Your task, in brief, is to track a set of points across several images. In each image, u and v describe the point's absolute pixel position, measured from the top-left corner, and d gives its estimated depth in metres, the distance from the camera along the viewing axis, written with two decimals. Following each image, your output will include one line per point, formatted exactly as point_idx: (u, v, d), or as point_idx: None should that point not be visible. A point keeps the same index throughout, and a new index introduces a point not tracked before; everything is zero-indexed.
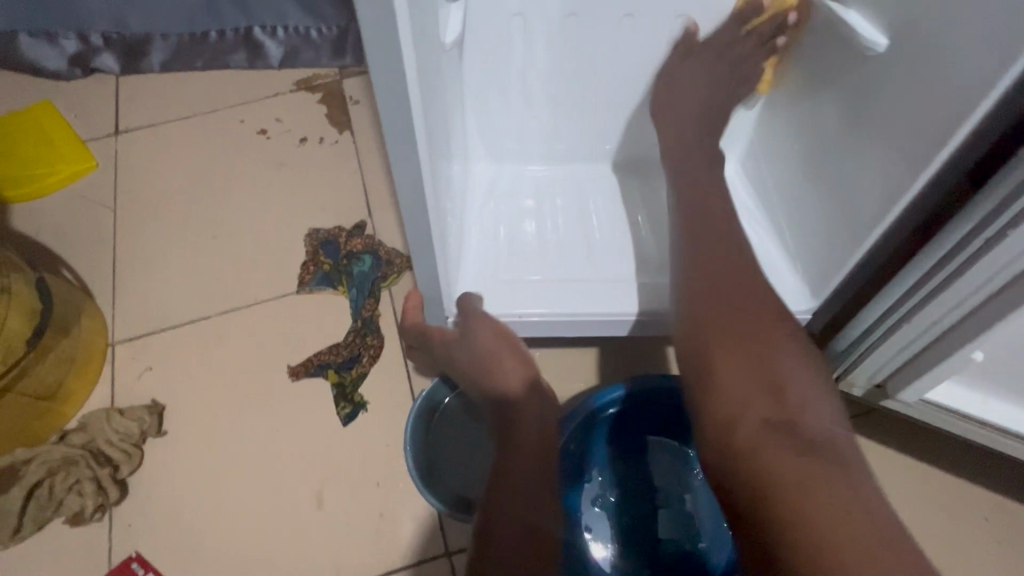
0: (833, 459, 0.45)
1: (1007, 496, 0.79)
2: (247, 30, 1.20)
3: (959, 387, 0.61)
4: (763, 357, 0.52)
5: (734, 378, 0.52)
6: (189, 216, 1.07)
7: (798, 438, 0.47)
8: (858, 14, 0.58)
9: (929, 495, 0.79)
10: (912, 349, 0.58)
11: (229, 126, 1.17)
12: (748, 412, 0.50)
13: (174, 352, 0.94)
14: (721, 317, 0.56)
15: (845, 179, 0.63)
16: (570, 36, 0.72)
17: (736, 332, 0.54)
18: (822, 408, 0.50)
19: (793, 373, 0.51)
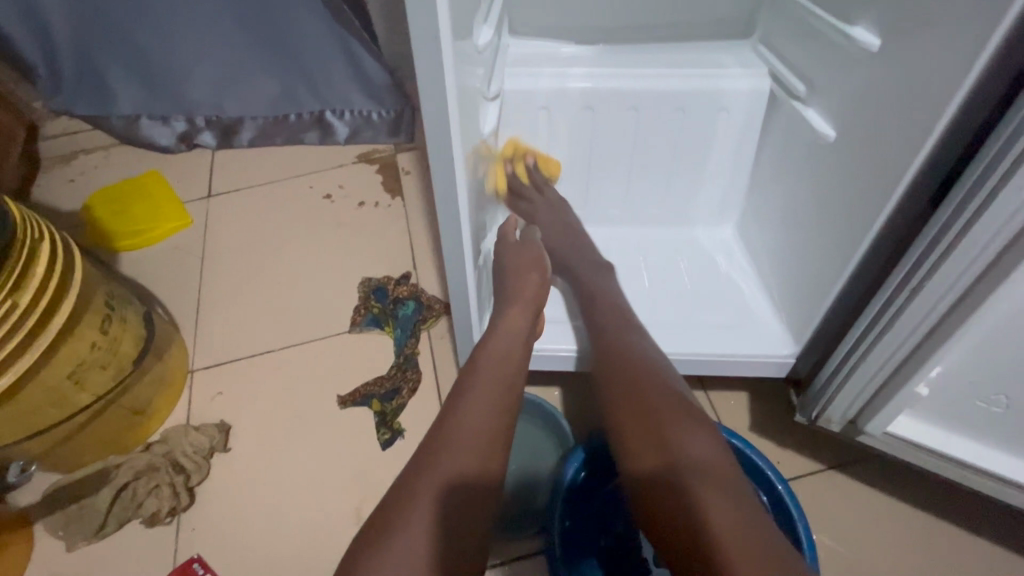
0: (697, 487, 0.53)
1: (1008, 545, 0.82)
2: (320, 114, 1.45)
3: (918, 422, 0.69)
4: (658, 407, 0.60)
5: (633, 432, 0.59)
6: (262, 265, 1.26)
7: (678, 476, 0.54)
8: (815, 114, 0.74)
9: (931, 540, 0.83)
10: (874, 385, 0.67)
11: (300, 191, 1.38)
12: (641, 460, 0.57)
13: (242, 380, 1.09)
14: (632, 371, 0.65)
15: (815, 242, 0.75)
16: (559, 124, 0.89)
17: (640, 390, 0.62)
18: (702, 445, 0.57)
19: (681, 420, 0.59)
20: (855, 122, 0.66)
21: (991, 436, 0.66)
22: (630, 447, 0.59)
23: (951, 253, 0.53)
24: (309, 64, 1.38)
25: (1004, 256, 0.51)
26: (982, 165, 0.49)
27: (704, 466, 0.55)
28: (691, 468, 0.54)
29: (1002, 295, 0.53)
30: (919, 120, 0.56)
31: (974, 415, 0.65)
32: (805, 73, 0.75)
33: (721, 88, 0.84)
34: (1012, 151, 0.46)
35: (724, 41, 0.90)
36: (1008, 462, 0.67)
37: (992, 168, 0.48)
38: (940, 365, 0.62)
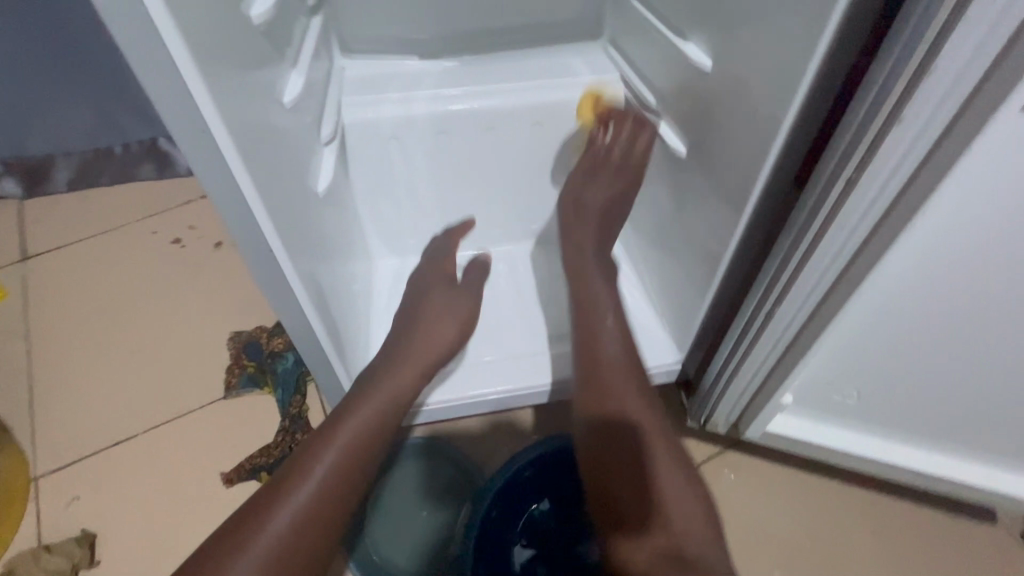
0: (702, 574, 0.54)
1: (893, 493, 0.89)
2: (151, 142, 1.26)
3: (794, 419, 0.72)
4: (656, 473, 0.60)
5: (622, 493, 0.60)
6: (107, 334, 1.09)
7: (678, 560, 0.55)
8: (668, 127, 0.72)
9: (829, 503, 0.88)
10: (748, 396, 0.70)
11: (142, 238, 1.19)
12: (634, 531, 0.58)
13: (101, 478, 0.95)
14: (641, 428, 0.63)
15: (683, 254, 0.75)
16: (415, 152, 0.82)
17: (642, 455, 0.62)
18: (693, 513, 0.59)
19: (678, 487, 0.60)
20: (702, 137, 0.65)
21: (859, 423, 0.70)
22: (628, 518, 0.59)
23: (799, 273, 0.54)
24: (123, 87, 1.17)
25: (844, 274, 0.52)
26: (814, 190, 0.49)
27: (701, 551, 0.56)
28: (687, 555, 0.55)
29: (848, 311, 0.54)
30: (755, 142, 0.55)
31: (836, 408, 0.68)
32: (653, 83, 0.74)
33: (575, 98, 0.81)
34: (831, 195, 0.47)
35: (574, 44, 0.87)
36: (870, 443, 0.71)
37: (824, 194, 0.48)
38: (806, 371, 0.64)
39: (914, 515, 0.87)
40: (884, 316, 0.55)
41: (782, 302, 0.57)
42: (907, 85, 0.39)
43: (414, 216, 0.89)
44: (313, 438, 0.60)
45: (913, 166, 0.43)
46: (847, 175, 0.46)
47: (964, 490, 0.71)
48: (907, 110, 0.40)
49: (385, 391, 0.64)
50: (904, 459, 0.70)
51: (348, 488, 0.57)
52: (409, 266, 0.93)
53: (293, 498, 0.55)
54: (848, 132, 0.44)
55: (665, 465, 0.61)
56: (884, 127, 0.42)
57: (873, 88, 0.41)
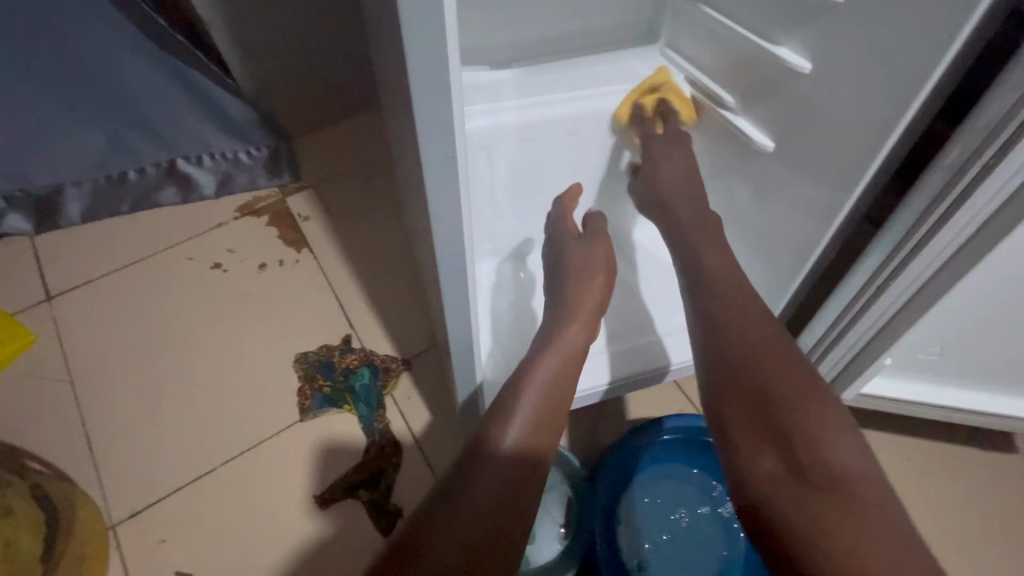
0: (846, 499, 0.48)
1: (941, 436, 1.00)
2: (170, 164, 1.20)
3: (881, 380, 0.80)
4: (792, 408, 0.53)
5: (753, 436, 0.54)
6: (159, 369, 1.04)
7: (807, 488, 0.49)
8: (747, 123, 0.78)
9: (888, 451, 0.98)
10: (844, 362, 0.78)
11: (177, 266, 1.14)
12: (767, 468, 0.52)
13: (184, 517, 0.92)
14: (754, 351, 0.57)
15: (764, 239, 0.82)
16: (501, 159, 0.84)
17: (758, 377, 0.55)
18: (848, 453, 0.51)
19: (825, 424, 0.52)
20: (792, 135, 0.71)
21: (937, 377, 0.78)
22: (747, 448, 0.54)
23: (913, 257, 0.61)
24: (141, 109, 1.11)
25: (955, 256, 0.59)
26: (933, 187, 0.56)
27: (840, 470, 0.50)
28: (822, 478, 0.49)
29: (957, 283, 0.61)
30: (861, 140, 0.62)
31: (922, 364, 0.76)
32: (730, 86, 0.79)
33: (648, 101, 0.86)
34: (953, 190, 0.54)
35: (634, 48, 0.91)
36: (945, 393, 0.80)
37: (943, 192, 0.55)
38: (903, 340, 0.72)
39: (962, 453, 0.98)
40: (988, 286, 0.62)
41: (892, 280, 0.65)
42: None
43: (494, 222, 0.92)
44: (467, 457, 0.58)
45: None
46: (971, 177, 0.52)
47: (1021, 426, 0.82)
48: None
49: (529, 384, 0.64)
50: (977, 404, 0.80)
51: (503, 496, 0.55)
52: (493, 271, 0.95)
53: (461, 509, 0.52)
54: (973, 138, 0.51)
55: (802, 403, 0.54)
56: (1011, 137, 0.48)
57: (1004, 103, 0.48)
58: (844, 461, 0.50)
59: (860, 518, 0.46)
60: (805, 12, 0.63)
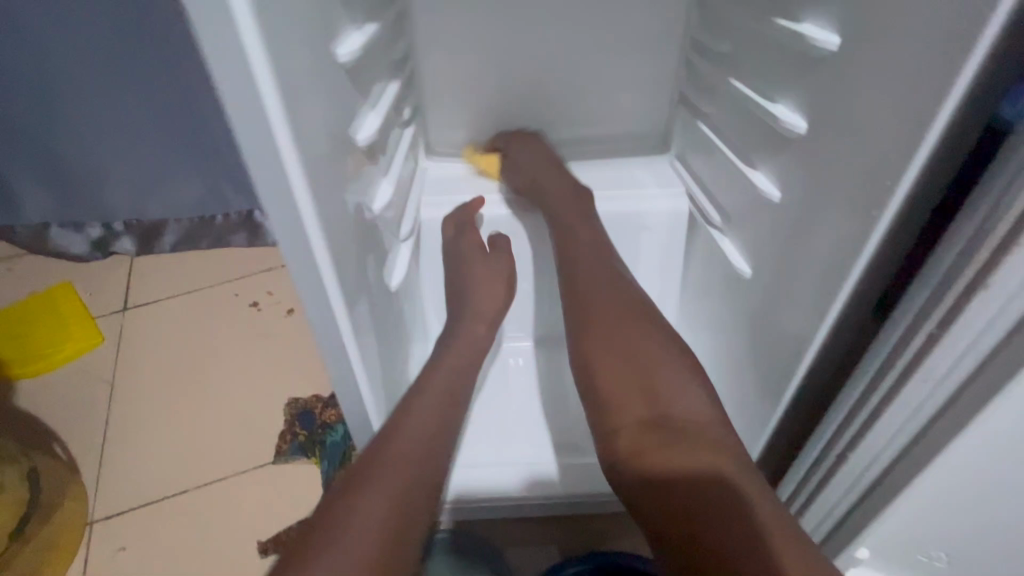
0: (693, 443, 0.53)
1: None
2: (248, 213, 1.40)
3: None
4: (648, 360, 0.61)
5: (618, 385, 0.60)
6: (181, 386, 1.16)
7: (661, 434, 0.55)
8: (731, 248, 0.73)
9: None
10: (830, 523, 0.63)
11: (226, 299, 1.30)
12: (625, 415, 0.58)
13: (148, 529, 0.99)
14: (614, 319, 0.65)
15: (742, 373, 0.73)
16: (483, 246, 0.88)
17: (627, 342, 0.63)
18: (692, 401, 0.58)
19: (673, 377, 0.59)
20: (767, 263, 0.65)
21: None
22: (614, 399, 0.60)
23: (874, 422, 0.52)
24: (234, 167, 1.33)
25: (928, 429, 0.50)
26: (886, 344, 0.49)
27: (689, 419, 0.56)
28: (676, 426, 0.55)
29: None
30: (820, 280, 0.55)
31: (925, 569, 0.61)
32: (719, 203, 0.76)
33: (640, 211, 0.85)
34: (927, 317, 0.45)
35: (637, 159, 0.92)
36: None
37: (897, 351, 0.48)
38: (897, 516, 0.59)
39: None
40: None
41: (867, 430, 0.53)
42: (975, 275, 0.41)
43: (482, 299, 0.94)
44: (376, 450, 0.56)
45: (1001, 333, 0.42)
46: (924, 338, 0.46)
47: None
48: (982, 291, 0.41)
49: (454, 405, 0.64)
50: None
51: (416, 480, 0.55)
52: None
53: (377, 487, 0.52)
54: (923, 293, 0.45)
55: (657, 359, 0.61)
56: (957, 304, 0.42)
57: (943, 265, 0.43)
58: (691, 408, 0.57)
59: (702, 457, 0.52)
60: (776, 140, 0.60)
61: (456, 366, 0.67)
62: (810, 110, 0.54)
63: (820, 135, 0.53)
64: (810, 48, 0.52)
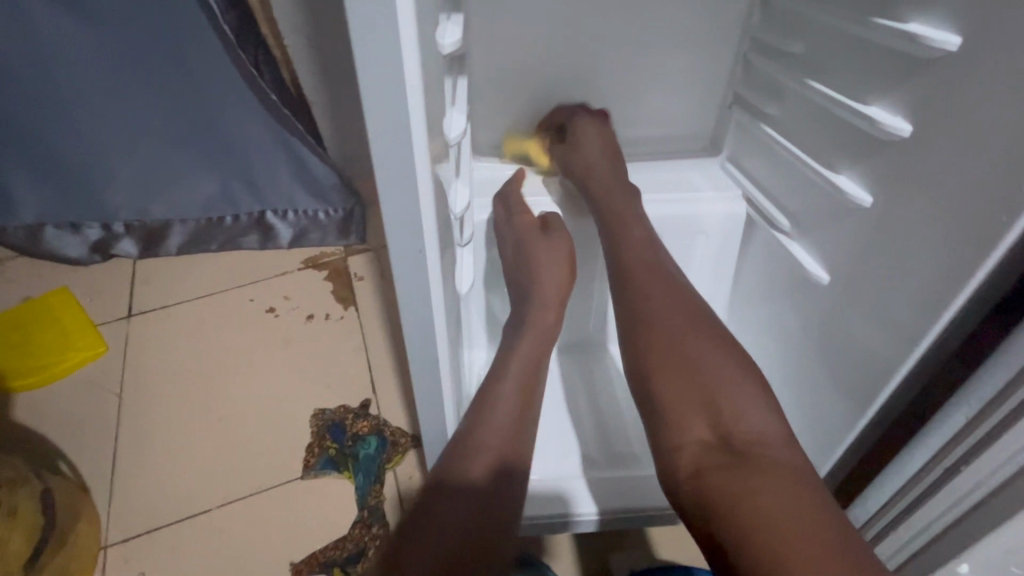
0: (757, 469, 0.50)
1: None
2: (260, 214, 1.34)
3: None
4: (710, 367, 0.57)
5: (677, 395, 0.57)
6: (196, 397, 1.10)
7: (725, 459, 0.52)
8: (802, 252, 0.71)
9: None
10: (919, 542, 0.59)
11: (240, 305, 1.24)
12: (684, 432, 0.55)
13: (168, 552, 0.92)
14: (672, 323, 0.61)
15: (812, 382, 0.72)
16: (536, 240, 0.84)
17: (685, 354, 0.59)
18: (755, 417, 0.54)
19: (736, 390, 0.56)
20: (850, 269, 0.63)
21: None
22: (674, 418, 0.56)
23: (987, 446, 0.49)
24: (247, 166, 1.27)
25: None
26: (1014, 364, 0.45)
27: (756, 441, 0.52)
28: (745, 450, 0.52)
29: None
30: (923, 286, 0.53)
31: None
32: (786, 207, 0.74)
33: (696, 213, 0.82)
34: None
35: (689, 161, 0.89)
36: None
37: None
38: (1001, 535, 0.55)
39: None
40: None
41: (983, 447, 0.49)
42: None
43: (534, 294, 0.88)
44: (436, 484, 0.56)
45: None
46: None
47: None
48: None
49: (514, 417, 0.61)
50: None
51: (485, 495, 0.56)
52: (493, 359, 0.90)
53: (437, 522, 0.53)
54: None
55: (720, 369, 0.57)
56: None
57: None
58: (755, 425, 0.54)
59: (773, 482, 0.48)
60: (867, 143, 0.58)
61: (530, 373, 0.64)
62: (913, 111, 0.52)
63: (926, 137, 0.51)
64: (919, 47, 0.50)
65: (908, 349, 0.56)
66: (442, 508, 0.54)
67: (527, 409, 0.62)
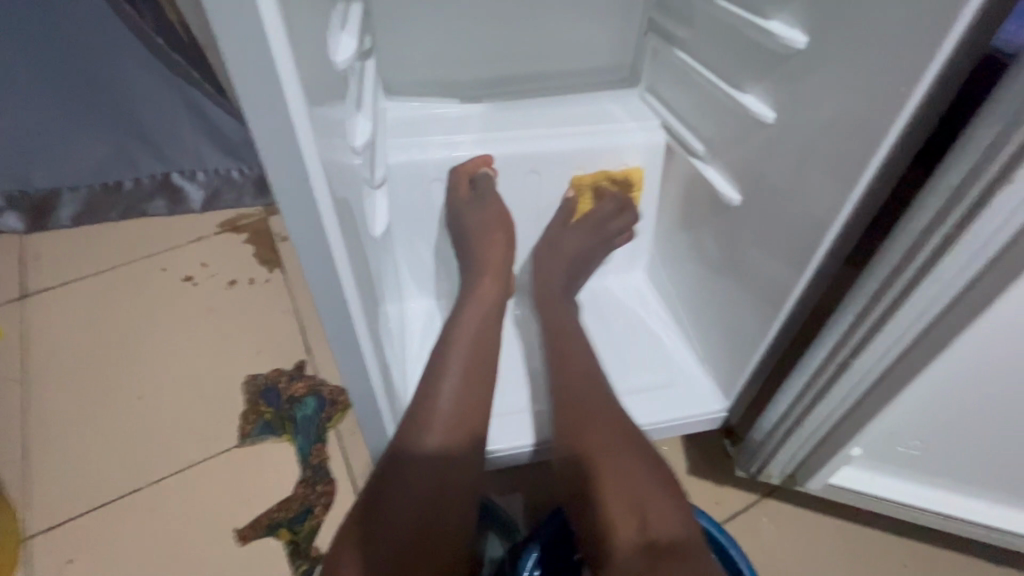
0: (669, 567, 0.51)
1: (935, 540, 0.86)
2: (164, 176, 1.22)
3: (859, 472, 0.70)
4: (630, 468, 0.59)
5: (602, 487, 0.58)
6: (113, 377, 1.03)
7: (649, 553, 0.52)
8: (716, 176, 0.73)
9: (862, 553, 0.85)
10: (818, 436, 0.66)
11: (153, 277, 1.15)
12: (610, 521, 0.56)
13: (98, 536, 0.88)
14: (592, 407, 0.65)
15: (729, 302, 0.75)
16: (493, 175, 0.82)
17: (603, 460, 0.60)
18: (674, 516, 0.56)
19: (656, 491, 0.58)
20: (760, 188, 0.65)
21: (929, 476, 0.68)
22: (605, 520, 0.56)
23: (870, 339, 0.54)
24: (140, 122, 1.14)
25: (920, 340, 0.52)
26: (894, 256, 0.49)
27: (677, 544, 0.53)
28: (668, 551, 0.52)
29: (935, 365, 0.53)
30: (822, 196, 0.56)
31: (907, 461, 0.66)
32: (701, 132, 0.74)
33: (619, 145, 0.82)
34: (943, 225, 0.45)
35: (610, 92, 0.87)
36: (940, 497, 0.69)
37: (905, 262, 0.48)
38: (888, 419, 0.61)
39: (958, 563, 0.84)
40: (967, 372, 0.53)
41: (868, 342, 0.54)
42: (993, 179, 0.41)
43: None
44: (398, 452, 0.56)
45: (1006, 239, 0.43)
46: (934, 246, 0.46)
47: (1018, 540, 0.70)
48: (999, 194, 0.41)
49: (464, 380, 0.61)
50: (968, 512, 0.69)
51: (452, 464, 0.57)
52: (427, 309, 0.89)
53: (402, 490, 0.54)
54: (937, 201, 0.45)
55: (639, 468, 0.59)
56: (972, 210, 0.43)
57: (953, 178, 0.43)
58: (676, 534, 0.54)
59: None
60: (771, 60, 0.59)
61: (473, 319, 0.67)
62: (811, 22, 0.53)
63: (824, 47, 0.52)
64: None
65: (807, 260, 0.59)
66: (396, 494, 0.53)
67: (478, 372, 0.62)
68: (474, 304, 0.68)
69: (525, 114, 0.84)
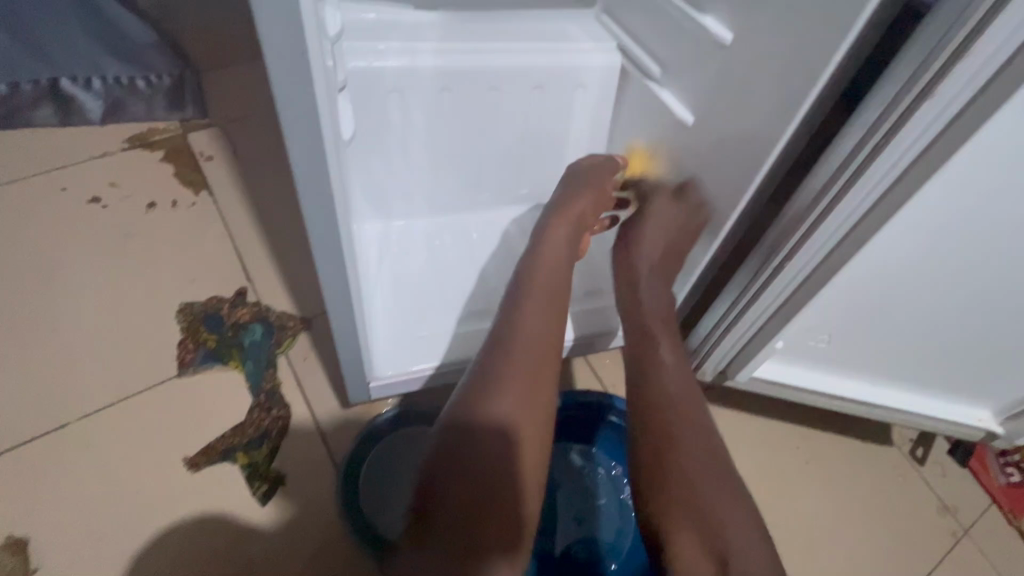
0: None
1: (820, 426, 1.05)
2: (51, 82, 1.05)
3: (777, 365, 0.82)
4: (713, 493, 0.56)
5: (674, 488, 0.57)
6: (15, 310, 0.92)
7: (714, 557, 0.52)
8: (672, 99, 0.76)
9: (762, 439, 1.02)
10: (749, 335, 0.76)
11: (50, 198, 1.01)
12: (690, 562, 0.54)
13: (26, 474, 0.82)
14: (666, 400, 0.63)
15: None
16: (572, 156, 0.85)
17: (680, 457, 0.58)
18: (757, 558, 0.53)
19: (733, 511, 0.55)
20: (711, 109, 0.70)
21: (831, 366, 0.81)
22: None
23: (802, 244, 0.63)
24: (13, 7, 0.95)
25: (838, 244, 0.61)
26: (830, 166, 0.56)
27: None
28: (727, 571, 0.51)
29: (850, 266, 0.62)
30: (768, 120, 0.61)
31: (815, 353, 0.78)
32: (658, 54, 0.77)
33: (578, 63, 0.81)
34: (873, 137, 0.51)
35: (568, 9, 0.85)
36: (843, 384, 0.82)
37: (838, 173, 0.56)
38: (804, 319, 0.71)
39: (835, 443, 1.03)
40: (873, 273, 0.63)
41: (800, 246, 0.63)
42: (918, 94, 0.47)
43: (459, 160, 0.88)
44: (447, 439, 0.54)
45: (918, 149, 0.50)
46: (865, 154, 0.53)
47: (892, 415, 0.85)
48: (920, 108, 0.47)
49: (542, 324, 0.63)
50: (859, 394, 0.82)
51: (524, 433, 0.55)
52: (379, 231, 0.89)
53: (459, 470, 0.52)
54: (870, 116, 0.51)
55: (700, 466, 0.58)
56: (895, 124, 0.49)
57: (888, 92, 0.49)
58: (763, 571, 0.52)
59: None
60: None
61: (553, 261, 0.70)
62: None
63: None
64: None
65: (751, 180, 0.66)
66: (466, 437, 0.53)
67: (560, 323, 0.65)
68: (558, 241, 0.73)
69: (483, 26, 0.81)
